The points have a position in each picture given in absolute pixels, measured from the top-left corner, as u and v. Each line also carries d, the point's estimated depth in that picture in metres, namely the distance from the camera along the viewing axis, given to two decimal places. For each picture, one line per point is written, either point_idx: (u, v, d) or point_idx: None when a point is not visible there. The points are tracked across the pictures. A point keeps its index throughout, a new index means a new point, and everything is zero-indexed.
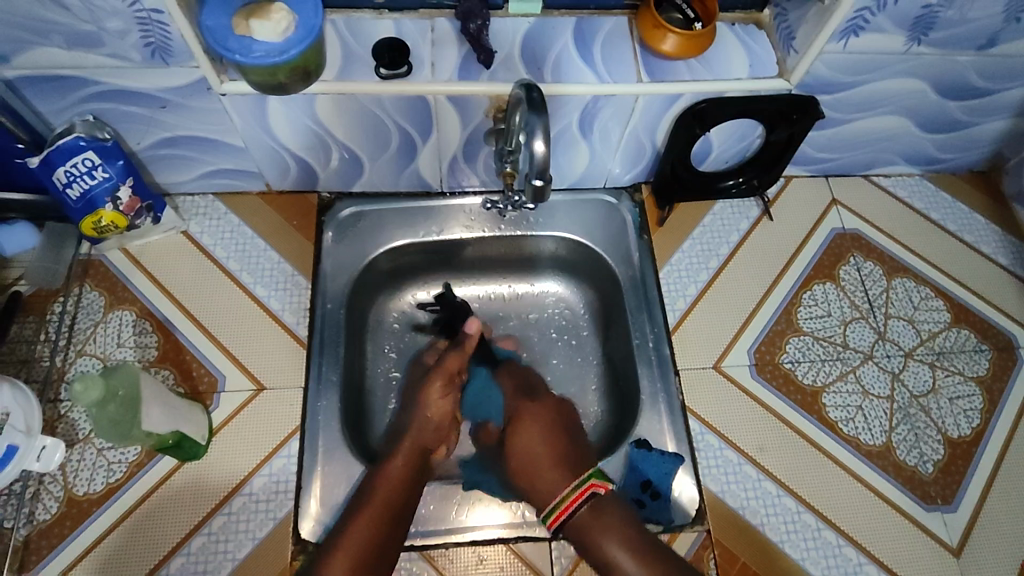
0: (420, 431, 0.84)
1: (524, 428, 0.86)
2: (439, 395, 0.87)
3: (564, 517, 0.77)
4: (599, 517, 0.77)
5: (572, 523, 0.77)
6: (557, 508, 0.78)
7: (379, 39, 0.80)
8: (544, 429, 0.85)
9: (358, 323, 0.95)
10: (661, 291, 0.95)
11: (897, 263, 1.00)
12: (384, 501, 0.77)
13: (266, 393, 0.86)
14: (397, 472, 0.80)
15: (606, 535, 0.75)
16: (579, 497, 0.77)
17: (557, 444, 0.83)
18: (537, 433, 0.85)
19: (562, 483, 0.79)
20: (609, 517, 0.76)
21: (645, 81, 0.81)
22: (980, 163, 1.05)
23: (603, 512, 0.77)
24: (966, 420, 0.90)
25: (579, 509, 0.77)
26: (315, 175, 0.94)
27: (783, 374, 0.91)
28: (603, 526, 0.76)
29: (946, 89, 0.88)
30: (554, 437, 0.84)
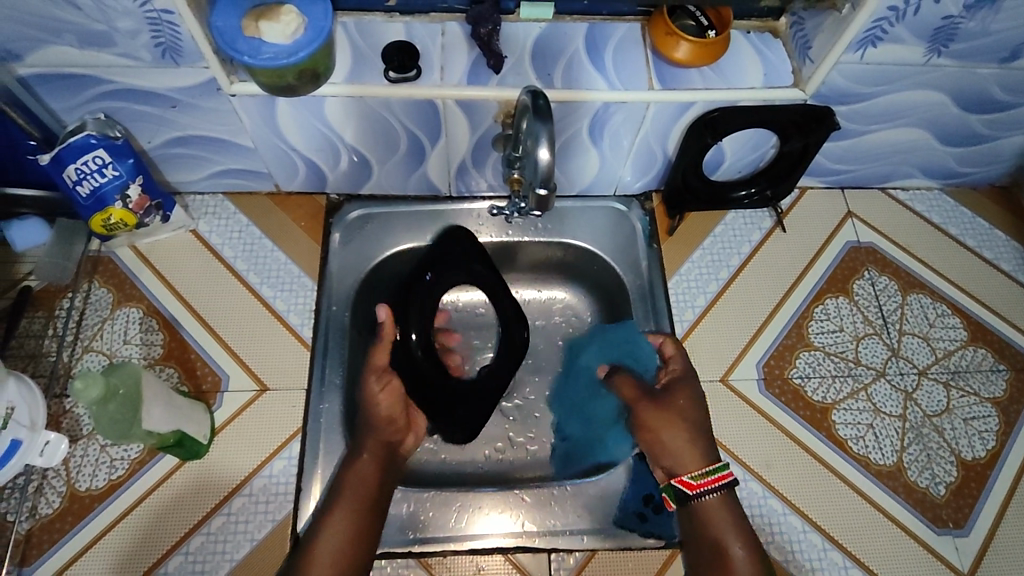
0: (379, 427, 0.82)
1: (671, 412, 0.81)
2: (379, 385, 0.83)
3: (699, 489, 0.77)
4: (728, 511, 0.77)
5: (701, 505, 0.77)
6: (707, 476, 0.77)
7: (388, 42, 0.80)
8: (690, 426, 0.80)
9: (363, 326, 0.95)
10: (669, 302, 0.94)
11: (913, 278, 0.97)
12: (359, 495, 0.77)
13: (269, 394, 0.86)
14: (368, 466, 0.79)
15: (728, 527, 0.76)
16: (715, 482, 0.77)
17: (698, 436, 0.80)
18: (679, 424, 0.81)
19: (701, 462, 0.79)
20: (733, 508, 0.78)
21: (657, 88, 0.80)
22: (1002, 178, 1.03)
23: (730, 504, 0.78)
24: (981, 441, 0.88)
25: (712, 497, 0.77)
26: (324, 177, 0.94)
27: (791, 390, 0.89)
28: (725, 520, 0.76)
29: (968, 101, 0.86)
30: (697, 430, 0.81)
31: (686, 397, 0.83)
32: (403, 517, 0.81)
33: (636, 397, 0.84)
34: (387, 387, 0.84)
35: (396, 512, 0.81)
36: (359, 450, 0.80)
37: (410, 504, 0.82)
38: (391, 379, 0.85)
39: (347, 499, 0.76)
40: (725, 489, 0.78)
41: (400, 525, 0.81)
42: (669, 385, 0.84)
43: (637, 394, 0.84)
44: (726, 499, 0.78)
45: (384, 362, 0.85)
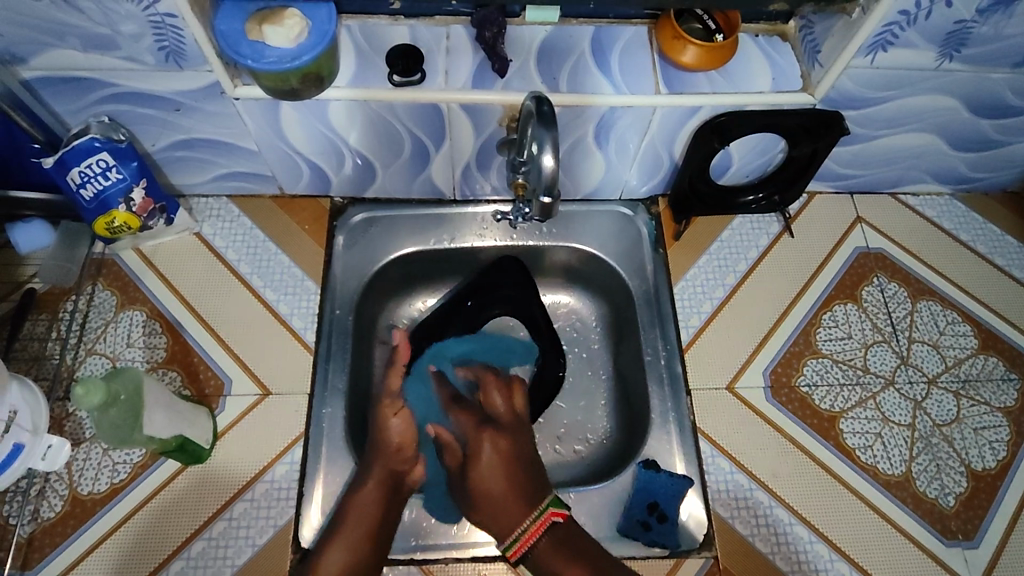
0: (385, 452, 0.81)
1: (486, 452, 0.82)
2: (392, 415, 0.83)
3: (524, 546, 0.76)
4: (559, 548, 0.76)
5: (532, 552, 0.76)
6: (520, 538, 0.76)
7: (393, 45, 0.79)
8: (509, 468, 0.81)
9: (367, 329, 0.94)
10: (675, 307, 0.93)
11: (922, 284, 0.96)
12: (358, 524, 0.76)
13: (271, 398, 0.85)
14: (371, 497, 0.77)
15: (568, 566, 0.74)
16: (540, 528, 0.76)
17: (512, 476, 0.80)
18: (495, 459, 0.82)
19: (521, 511, 0.78)
20: (568, 545, 0.76)
21: (663, 93, 0.79)
22: (1014, 183, 1.01)
23: (563, 544, 0.76)
24: (991, 451, 0.87)
25: (539, 540, 0.76)
26: (328, 180, 0.94)
27: (799, 398, 0.88)
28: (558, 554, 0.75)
29: (979, 106, 0.85)
30: (512, 473, 0.80)
31: (514, 431, 0.85)
32: (405, 523, 0.81)
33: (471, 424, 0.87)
34: (401, 416, 0.83)
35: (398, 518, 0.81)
36: (363, 479, 0.79)
37: (412, 510, 0.82)
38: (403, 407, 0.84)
39: (347, 527, 0.76)
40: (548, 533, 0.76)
41: (402, 532, 0.81)
42: (506, 418, 0.86)
43: (447, 400, 0.91)
44: (558, 544, 0.76)
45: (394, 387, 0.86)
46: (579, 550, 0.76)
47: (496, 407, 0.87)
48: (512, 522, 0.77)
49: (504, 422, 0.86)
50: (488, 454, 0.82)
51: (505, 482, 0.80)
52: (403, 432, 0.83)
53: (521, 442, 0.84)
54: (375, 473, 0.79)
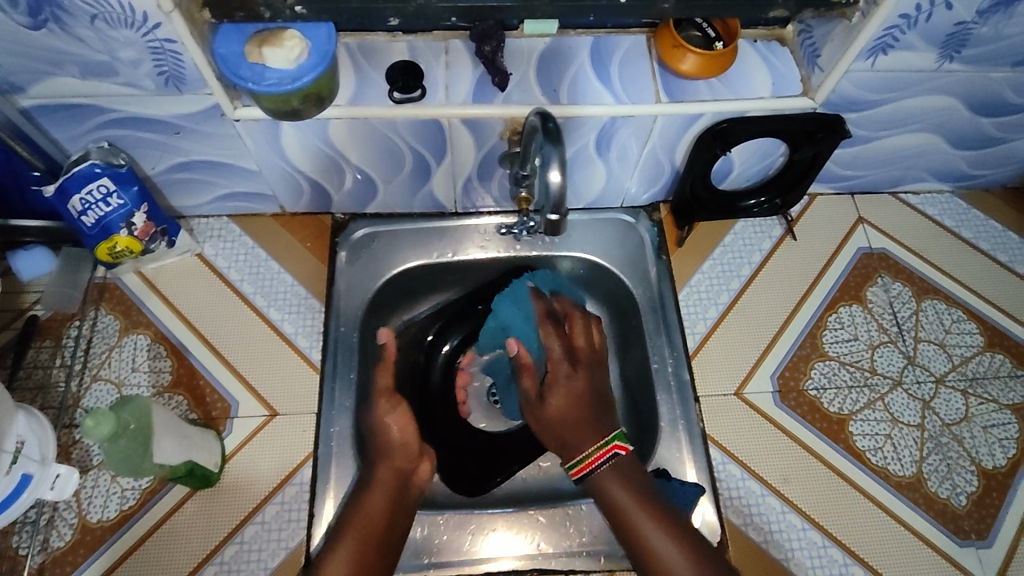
0: (390, 455, 0.80)
1: (568, 385, 0.82)
2: (394, 413, 0.81)
3: (591, 466, 0.78)
4: (618, 476, 0.77)
5: (593, 475, 0.78)
6: (582, 461, 0.78)
7: (392, 62, 0.79)
8: (581, 396, 0.81)
9: (372, 344, 0.94)
10: (680, 315, 0.93)
11: (926, 283, 0.96)
12: (368, 522, 0.75)
13: (279, 418, 0.85)
14: (379, 497, 0.77)
15: (624, 490, 0.76)
16: (603, 454, 0.78)
17: (586, 404, 0.81)
18: (572, 388, 0.82)
19: (591, 437, 0.79)
20: (629, 472, 0.78)
21: (664, 101, 0.79)
22: (1014, 179, 1.02)
23: (622, 470, 0.78)
24: (1001, 449, 0.87)
25: (603, 464, 0.78)
26: (329, 197, 0.94)
27: (807, 402, 0.88)
28: (619, 484, 0.77)
29: (980, 105, 0.85)
30: (586, 407, 0.81)
31: (589, 366, 0.85)
32: (416, 541, 0.81)
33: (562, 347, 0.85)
34: (400, 415, 0.82)
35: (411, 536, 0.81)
36: (369, 484, 0.78)
37: (424, 527, 0.81)
38: (402, 404, 0.83)
39: (357, 526, 0.74)
40: (612, 460, 0.78)
41: (415, 549, 0.80)
42: (582, 350, 0.86)
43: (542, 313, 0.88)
44: (617, 469, 0.78)
45: (390, 383, 0.84)
46: (635, 480, 0.77)
47: (578, 342, 0.86)
48: (573, 447, 0.80)
49: (580, 353, 0.85)
50: (563, 382, 0.82)
51: (585, 411, 0.81)
52: (405, 427, 0.81)
53: (597, 378, 0.84)
54: (382, 472, 0.78)
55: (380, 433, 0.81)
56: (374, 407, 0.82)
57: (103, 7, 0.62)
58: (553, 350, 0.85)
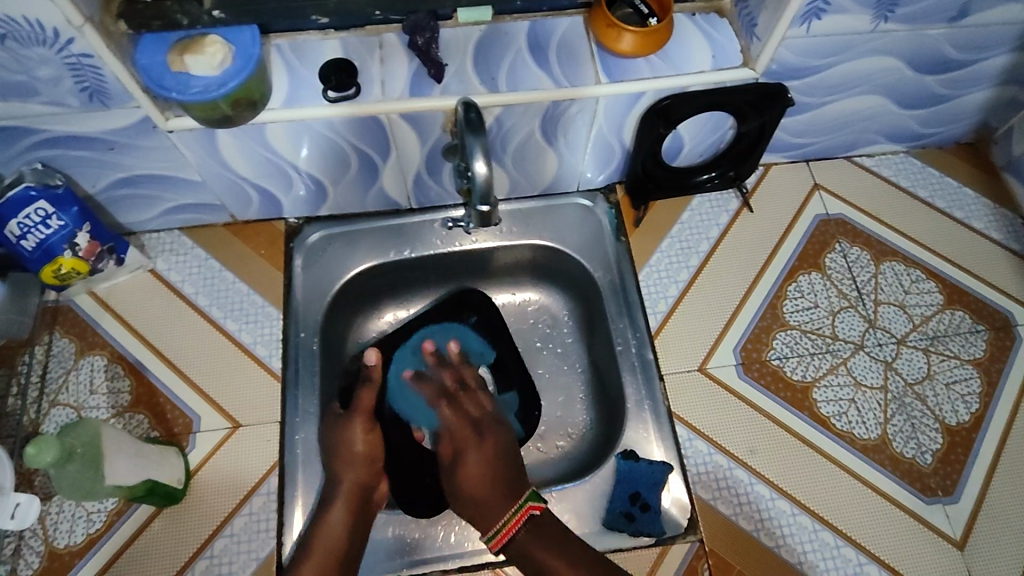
0: (352, 469, 0.80)
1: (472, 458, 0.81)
2: (361, 434, 0.82)
3: (509, 532, 0.75)
4: (538, 539, 0.75)
5: (512, 542, 0.76)
6: (501, 530, 0.75)
7: (325, 60, 0.77)
8: (490, 461, 0.81)
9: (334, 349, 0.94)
10: (641, 295, 0.93)
11: (884, 246, 0.96)
12: (334, 549, 0.75)
13: (243, 430, 0.84)
14: (343, 517, 0.76)
15: (544, 551, 0.74)
16: (519, 519, 0.75)
17: (492, 467, 0.80)
18: (481, 456, 0.81)
19: (501, 504, 0.77)
20: (541, 531, 0.75)
21: (604, 82, 0.79)
22: (967, 135, 1.02)
23: (543, 530, 0.75)
24: (964, 405, 0.87)
25: (519, 531, 0.75)
26: (279, 203, 0.92)
27: (771, 372, 0.88)
28: (538, 543, 0.75)
29: (922, 63, 0.84)
30: (494, 469, 0.80)
31: (494, 431, 0.84)
32: (388, 541, 0.80)
33: (458, 419, 0.86)
34: (372, 434, 0.83)
35: (382, 537, 0.81)
36: (330, 502, 0.78)
37: (396, 527, 0.81)
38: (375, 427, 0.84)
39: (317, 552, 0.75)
40: (528, 524, 0.75)
41: (386, 550, 0.80)
42: (477, 415, 0.86)
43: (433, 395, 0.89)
44: (534, 530, 0.75)
45: (371, 404, 0.84)
46: (555, 539, 0.75)
47: (468, 406, 0.87)
48: (490, 510, 0.77)
49: (476, 419, 0.86)
50: (475, 451, 0.82)
51: (490, 474, 0.80)
52: (371, 445, 0.82)
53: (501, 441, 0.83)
54: (346, 488, 0.78)
55: (343, 451, 0.81)
56: (348, 422, 0.83)
57: (12, 26, 0.61)
58: (453, 426, 0.85)
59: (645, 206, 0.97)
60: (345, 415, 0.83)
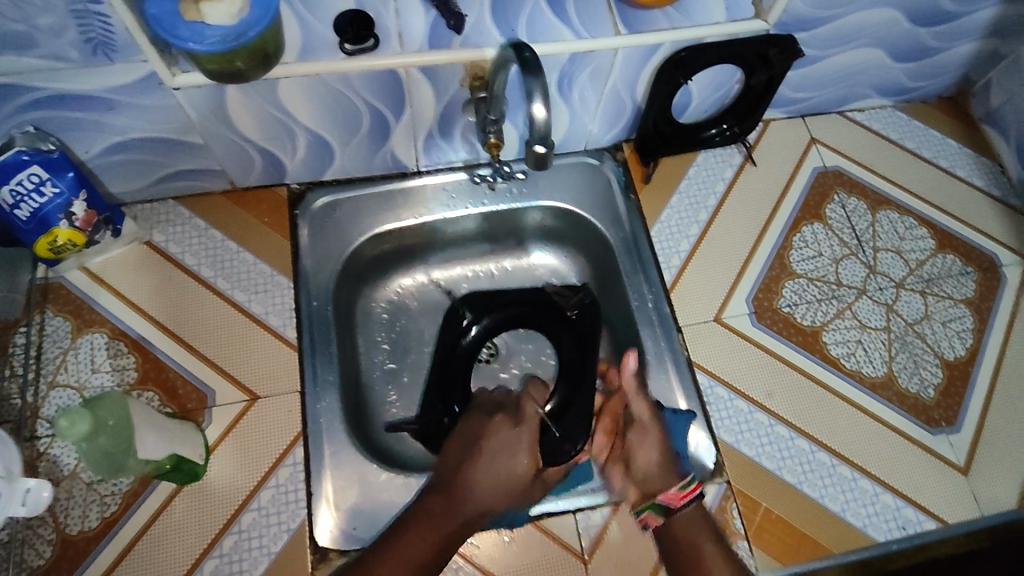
0: (501, 489, 0.71)
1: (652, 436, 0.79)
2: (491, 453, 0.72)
3: (682, 501, 0.75)
4: (701, 520, 0.76)
5: (668, 523, 0.76)
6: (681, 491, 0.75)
7: (340, 11, 0.73)
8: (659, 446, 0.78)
9: (347, 317, 0.92)
10: (654, 250, 0.94)
11: (879, 196, 1.00)
12: (438, 545, 0.69)
13: (260, 402, 0.82)
14: (427, 538, 0.69)
15: (703, 535, 0.75)
16: (690, 492, 0.75)
17: (655, 450, 0.78)
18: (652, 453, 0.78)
19: (670, 475, 0.77)
20: (704, 520, 0.76)
21: (623, 34, 0.79)
22: (948, 89, 1.07)
23: (702, 519, 0.76)
24: (960, 341, 0.92)
25: (683, 509, 0.75)
26: (283, 167, 0.89)
27: (782, 319, 0.91)
28: (699, 528, 0.75)
29: (918, 15, 0.87)
30: (664, 452, 0.78)
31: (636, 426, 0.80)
32: None
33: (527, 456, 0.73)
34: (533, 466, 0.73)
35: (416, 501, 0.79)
36: (460, 498, 0.71)
37: None
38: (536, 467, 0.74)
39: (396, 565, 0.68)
40: (695, 502, 0.76)
41: None
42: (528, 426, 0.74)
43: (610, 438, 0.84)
44: (697, 513, 0.76)
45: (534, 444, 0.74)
46: (715, 530, 0.76)
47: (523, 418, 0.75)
48: (654, 481, 0.77)
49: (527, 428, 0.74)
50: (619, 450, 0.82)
51: (655, 454, 0.78)
52: (516, 473, 0.72)
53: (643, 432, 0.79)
54: (434, 508, 0.71)
55: (473, 468, 0.71)
56: (519, 443, 0.73)
57: None
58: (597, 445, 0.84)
59: (654, 162, 0.98)
60: (513, 433, 0.73)
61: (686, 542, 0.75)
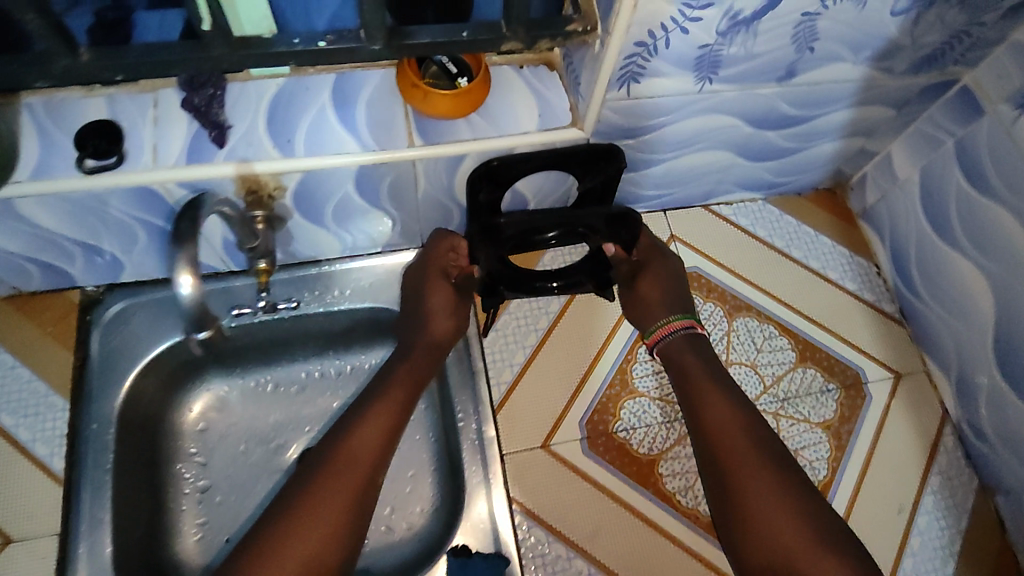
0: (418, 358, 0.79)
1: (650, 284, 0.84)
2: (448, 319, 0.82)
3: (659, 334, 0.81)
4: (690, 351, 0.80)
5: (667, 345, 0.81)
6: (660, 327, 0.82)
7: (86, 122, 0.66)
8: (666, 293, 0.84)
9: (150, 431, 0.85)
10: (484, 365, 0.86)
11: (738, 301, 0.93)
12: (382, 435, 0.72)
13: (13, 546, 0.74)
14: (388, 422, 0.74)
15: (690, 360, 0.78)
16: (674, 326, 0.81)
17: (666, 290, 0.84)
18: (659, 282, 0.84)
19: (668, 308, 0.83)
20: (694, 341, 0.81)
21: (417, 145, 0.70)
22: (824, 181, 1.00)
23: (698, 347, 0.80)
24: (812, 472, 0.84)
25: (671, 335, 0.81)
26: (66, 274, 0.81)
27: (616, 445, 0.83)
28: (683, 351, 0.79)
29: (759, 120, 0.79)
30: (671, 290, 0.84)
31: (658, 267, 0.85)
32: None
33: (451, 302, 0.82)
34: (456, 324, 0.82)
35: None
36: (405, 358, 0.79)
37: None
38: (459, 316, 0.83)
39: (350, 464, 0.69)
40: (681, 332, 0.81)
41: None
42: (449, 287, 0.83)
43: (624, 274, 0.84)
44: (687, 339, 0.81)
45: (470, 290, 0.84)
46: (710, 359, 0.79)
47: (446, 267, 0.83)
48: (653, 311, 0.83)
49: (449, 285, 0.83)
50: (645, 279, 0.84)
51: (665, 306, 0.83)
52: (445, 326, 0.81)
53: (665, 270, 0.85)
54: (403, 385, 0.77)
55: (425, 338, 0.81)
56: (456, 296, 0.83)
57: None
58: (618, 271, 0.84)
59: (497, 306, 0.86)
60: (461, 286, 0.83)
61: (687, 371, 0.78)
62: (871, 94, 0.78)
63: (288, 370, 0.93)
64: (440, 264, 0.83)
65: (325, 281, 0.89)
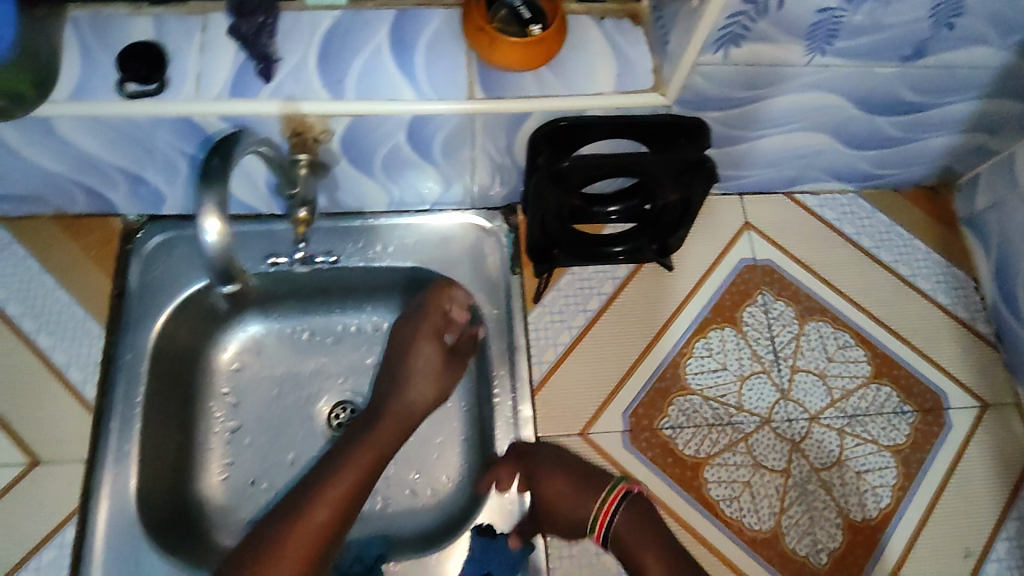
0: (380, 436, 0.71)
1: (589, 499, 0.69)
2: (431, 383, 0.74)
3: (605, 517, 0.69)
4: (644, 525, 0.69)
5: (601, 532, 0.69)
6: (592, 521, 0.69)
7: (129, 43, 0.62)
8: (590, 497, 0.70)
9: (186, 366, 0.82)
10: (526, 341, 0.80)
11: (813, 302, 0.84)
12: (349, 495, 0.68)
13: (41, 467, 0.74)
14: (352, 481, 0.68)
15: (642, 539, 0.68)
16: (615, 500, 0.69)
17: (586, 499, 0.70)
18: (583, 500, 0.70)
19: (583, 502, 0.70)
20: (647, 516, 0.70)
21: (477, 99, 0.63)
22: (929, 178, 0.88)
23: (642, 512, 0.70)
24: (874, 499, 0.76)
25: (615, 520, 0.69)
26: (108, 199, 0.79)
27: (660, 443, 0.77)
28: (633, 527, 0.69)
29: (869, 103, 0.69)
30: (624, 509, 0.69)
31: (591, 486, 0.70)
32: None
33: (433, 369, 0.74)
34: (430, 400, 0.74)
35: None
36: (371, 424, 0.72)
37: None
38: (438, 390, 0.74)
39: (330, 500, 0.67)
40: (623, 507, 0.69)
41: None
42: (433, 364, 0.74)
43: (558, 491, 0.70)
44: (635, 511, 0.70)
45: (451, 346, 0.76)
46: (652, 527, 0.69)
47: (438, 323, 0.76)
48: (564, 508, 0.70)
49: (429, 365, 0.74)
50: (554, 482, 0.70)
51: (572, 488, 0.70)
52: (421, 404, 0.73)
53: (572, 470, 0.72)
54: (379, 438, 0.71)
55: (398, 404, 0.73)
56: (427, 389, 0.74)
57: None
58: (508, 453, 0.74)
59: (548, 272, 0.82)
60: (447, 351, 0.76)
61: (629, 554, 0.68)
62: (1009, 84, 0.68)
63: (325, 320, 0.87)
64: (433, 325, 0.75)
65: (369, 235, 0.84)
